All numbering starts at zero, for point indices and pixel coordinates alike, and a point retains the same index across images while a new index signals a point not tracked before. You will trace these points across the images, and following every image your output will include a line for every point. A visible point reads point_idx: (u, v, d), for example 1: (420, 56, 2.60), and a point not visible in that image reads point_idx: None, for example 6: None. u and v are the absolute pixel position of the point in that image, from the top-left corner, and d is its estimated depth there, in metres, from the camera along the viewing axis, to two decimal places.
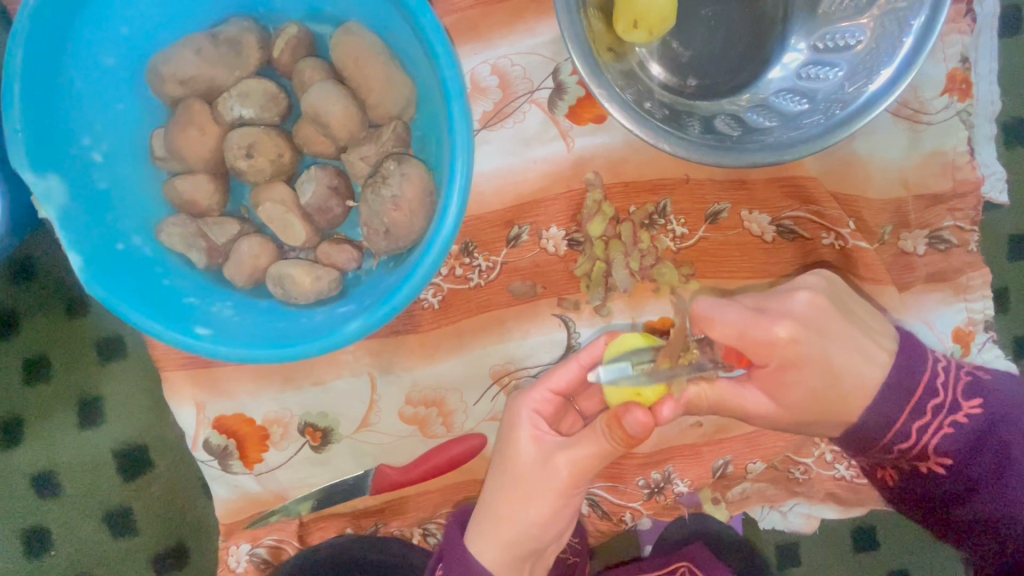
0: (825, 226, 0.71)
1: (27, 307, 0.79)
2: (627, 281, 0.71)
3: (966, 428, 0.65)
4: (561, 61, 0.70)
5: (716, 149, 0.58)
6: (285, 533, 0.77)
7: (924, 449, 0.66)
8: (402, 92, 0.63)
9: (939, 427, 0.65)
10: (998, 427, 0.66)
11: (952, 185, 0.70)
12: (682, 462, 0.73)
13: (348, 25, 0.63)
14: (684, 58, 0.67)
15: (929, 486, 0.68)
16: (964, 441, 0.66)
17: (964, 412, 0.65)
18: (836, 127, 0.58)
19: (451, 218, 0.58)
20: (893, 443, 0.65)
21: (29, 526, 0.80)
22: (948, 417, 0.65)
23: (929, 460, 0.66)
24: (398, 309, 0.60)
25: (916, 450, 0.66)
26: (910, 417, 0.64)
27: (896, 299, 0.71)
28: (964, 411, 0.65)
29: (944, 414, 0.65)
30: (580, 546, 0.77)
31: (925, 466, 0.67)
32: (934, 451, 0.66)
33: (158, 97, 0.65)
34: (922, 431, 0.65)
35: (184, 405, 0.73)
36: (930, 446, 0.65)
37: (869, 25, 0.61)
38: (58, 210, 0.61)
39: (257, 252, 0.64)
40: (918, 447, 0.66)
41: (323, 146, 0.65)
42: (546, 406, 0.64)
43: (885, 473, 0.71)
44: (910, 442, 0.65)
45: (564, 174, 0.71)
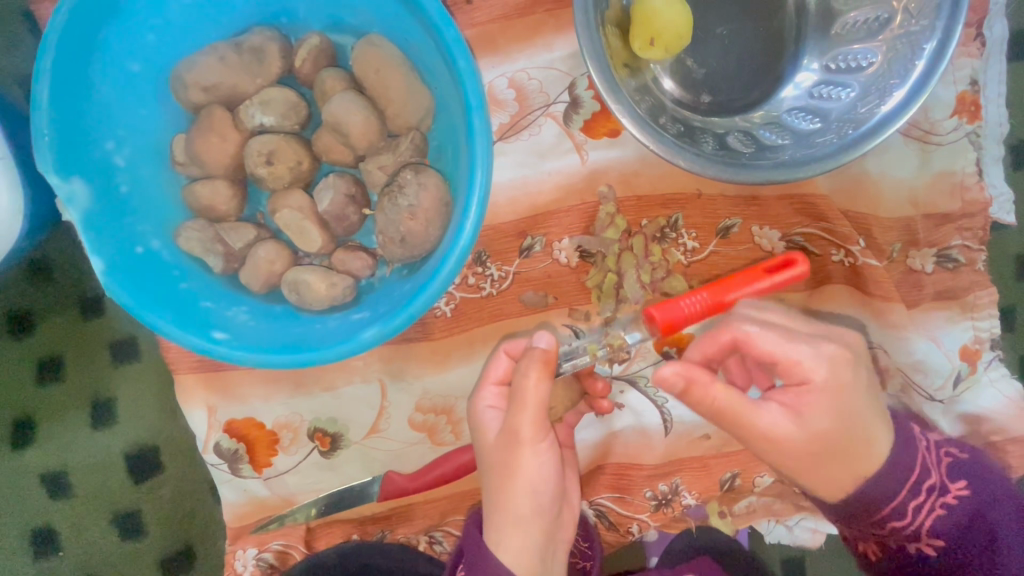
0: (835, 243, 0.72)
1: (42, 307, 0.79)
2: (638, 293, 0.72)
3: (959, 510, 0.66)
4: (578, 76, 0.71)
5: (730, 166, 0.59)
6: (292, 538, 0.77)
7: (918, 529, 0.65)
8: (421, 103, 0.64)
9: (932, 507, 0.65)
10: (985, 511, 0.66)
11: (960, 205, 0.71)
12: (689, 474, 0.73)
13: (370, 36, 0.64)
14: (698, 75, 0.68)
15: (910, 566, 0.68)
16: (960, 524, 0.66)
17: (953, 494, 0.66)
18: (848, 146, 0.59)
19: (468, 229, 0.59)
20: (887, 520, 0.64)
21: (37, 527, 0.80)
22: (939, 499, 0.65)
23: (920, 542, 0.66)
24: (414, 317, 0.61)
25: (909, 530, 0.65)
26: (908, 496, 0.64)
27: (905, 316, 0.72)
28: (952, 493, 0.66)
29: (937, 495, 0.65)
30: (592, 552, 0.75)
31: (914, 546, 0.66)
32: (927, 533, 0.65)
33: (181, 103, 0.66)
34: (917, 510, 0.65)
35: (195, 408, 0.74)
36: (923, 528, 0.65)
37: (882, 48, 0.62)
38: (81, 213, 0.62)
39: (274, 257, 0.65)
40: (912, 528, 0.65)
41: (341, 154, 0.66)
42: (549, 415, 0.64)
43: (868, 548, 0.70)
44: (904, 521, 0.64)
45: (578, 187, 0.72)
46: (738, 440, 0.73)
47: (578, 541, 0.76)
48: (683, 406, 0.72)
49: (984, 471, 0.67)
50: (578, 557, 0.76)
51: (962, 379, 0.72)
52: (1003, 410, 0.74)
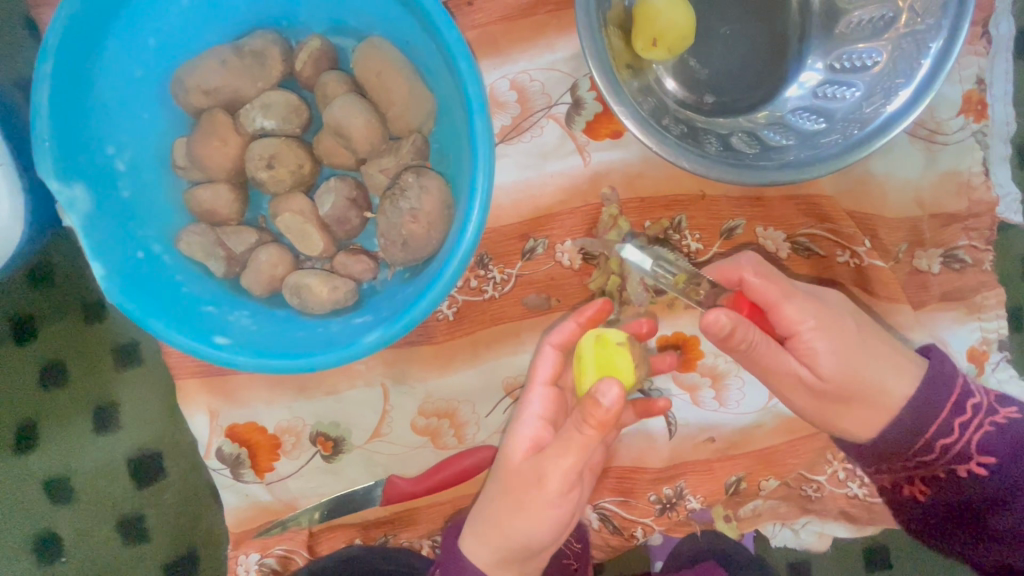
0: (840, 244, 0.71)
1: (44, 312, 0.79)
2: (641, 295, 0.72)
3: (1011, 431, 0.64)
4: (580, 77, 0.70)
5: (734, 167, 0.58)
6: (295, 543, 0.76)
7: (966, 448, 0.63)
8: (423, 106, 0.64)
9: (980, 426, 0.63)
10: None
11: (967, 205, 0.71)
12: (694, 477, 0.73)
13: (371, 39, 0.64)
14: (701, 76, 0.68)
15: (958, 494, 0.66)
16: (1010, 450, 0.64)
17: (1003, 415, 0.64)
18: (854, 147, 0.59)
19: (470, 232, 0.58)
20: (934, 441, 0.63)
21: (40, 533, 0.80)
22: (987, 417, 0.64)
23: (971, 463, 0.63)
24: (416, 321, 0.60)
25: (958, 448, 0.63)
26: (951, 412, 0.63)
27: (911, 318, 0.71)
28: (1000, 414, 0.64)
29: (983, 413, 0.64)
30: (581, 550, 0.76)
31: (964, 471, 0.64)
32: (977, 453, 0.63)
33: (182, 107, 0.66)
34: (963, 428, 0.63)
35: (197, 412, 0.74)
36: (972, 445, 0.63)
37: (886, 47, 0.62)
38: (81, 217, 0.62)
39: (276, 261, 0.65)
40: (962, 444, 0.63)
41: (343, 158, 0.66)
42: (547, 410, 0.65)
43: (913, 488, 0.68)
44: (952, 438, 0.63)
45: (581, 189, 0.72)
46: (744, 442, 0.72)
47: (570, 541, 0.77)
48: (689, 409, 0.72)
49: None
50: (566, 556, 0.77)
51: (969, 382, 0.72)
52: None
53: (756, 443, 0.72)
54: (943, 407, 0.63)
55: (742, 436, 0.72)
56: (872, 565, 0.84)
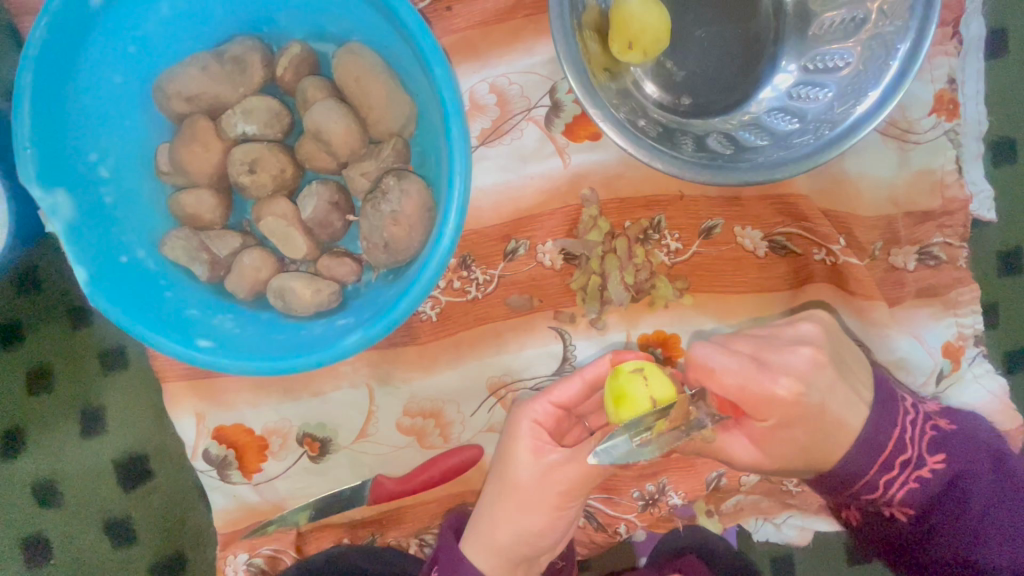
0: (816, 242, 0.72)
1: (32, 317, 0.80)
2: (621, 295, 0.73)
3: (934, 482, 0.67)
4: (559, 80, 0.71)
5: (707, 168, 0.59)
6: (283, 543, 0.77)
7: (890, 499, 0.67)
8: (402, 110, 0.65)
9: (906, 481, 0.67)
10: (958, 482, 0.68)
11: (941, 203, 0.72)
12: (676, 474, 0.74)
13: (350, 45, 0.65)
14: (678, 78, 0.69)
15: (889, 528, 0.70)
16: (934, 493, 0.67)
17: (930, 467, 0.67)
18: (825, 147, 0.60)
19: (448, 234, 0.59)
20: (861, 492, 0.66)
21: (29, 536, 0.81)
22: (914, 473, 0.67)
23: (893, 508, 0.68)
24: (396, 323, 0.61)
25: (882, 500, 0.67)
26: (879, 471, 0.65)
27: (887, 314, 0.72)
28: (929, 465, 0.67)
29: (912, 469, 0.66)
30: (568, 549, 0.75)
31: (888, 512, 0.69)
32: (898, 502, 0.67)
33: (164, 113, 0.67)
34: (891, 483, 0.66)
35: (184, 415, 0.74)
36: (895, 498, 0.67)
37: (857, 48, 0.63)
38: (65, 223, 0.63)
39: (259, 265, 0.66)
40: (886, 498, 0.67)
41: (324, 162, 0.66)
42: (545, 418, 0.64)
43: (849, 514, 0.72)
44: (877, 493, 0.66)
45: (561, 190, 0.73)
46: None
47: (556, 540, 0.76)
48: None
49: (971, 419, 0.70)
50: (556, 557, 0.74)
51: (944, 376, 0.73)
52: (986, 406, 0.74)
53: None
54: (879, 459, 0.65)
55: None
56: (854, 557, 0.85)
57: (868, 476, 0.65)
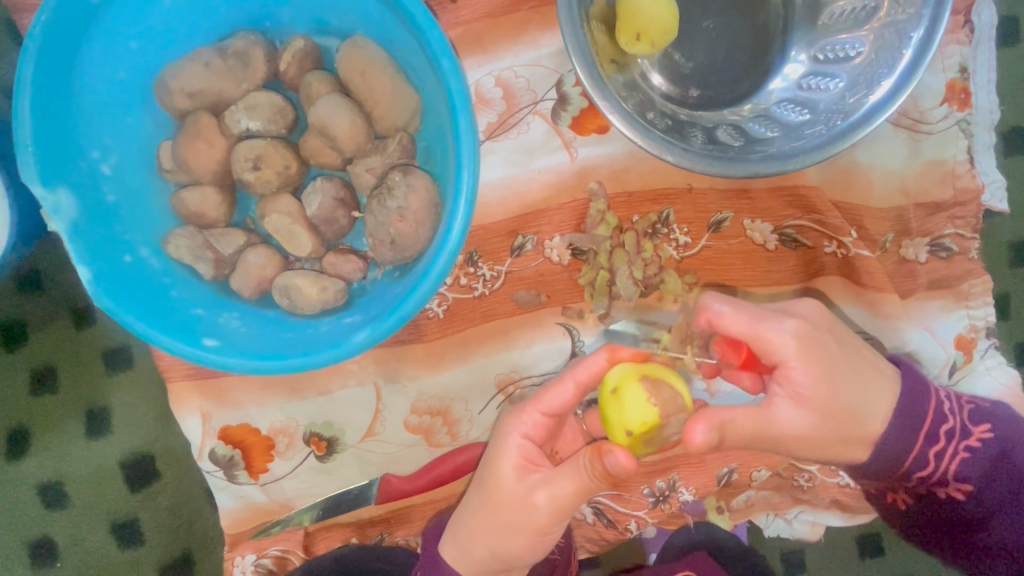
0: (827, 234, 0.72)
1: (35, 317, 0.79)
2: (630, 290, 0.72)
3: (983, 453, 0.70)
4: (565, 73, 0.70)
5: (719, 160, 0.59)
6: (291, 543, 0.77)
7: (943, 475, 0.70)
8: (408, 104, 0.64)
9: (956, 452, 0.70)
10: (1007, 454, 0.71)
11: (952, 194, 0.71)
12: (687, 470, 0.73)
13: (354, 38, 0.64)
14: (686, 69, 0.68)
15: (943, 506, 0.73)
16: (984, 464, 0.70)
17: (976, 437, 0.69)
18: (838, 137, 0.59)
19: (457, 229, 0.58)
20: (913, 471, 0.68)
21: (35, 538, 0.80)
22: (962, 442, 0.69)
23: (951, 486, 0.71)
24: (404, 320, 0.61)
25: (937, 475, 0.70)
26: (926, 445, 0.67)
27: (899, 307, 0.72)
28: (975, 436, 0.69)
29: (959, 439, 0.69)
30: (566, 544, 0.75)
31: (942, 489, 0.71)
32: (952, 477, 0.70)
33: (167, 110, 0.66)
34: (941, 457, 0.69)
35: (190, 415, 0.74)
36: (950, 471, 0.70)
37: (869, 37, 0.62)
38: (67, 222, 0.62)
39: (264, 263, 0.65)
40: (940, 473, 0.69)
41: (329, 158, 0.65)
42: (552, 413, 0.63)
43: (896, 496, 0.74)
44: (929, 468, 0.69)
45: (569, 184, 0.72)
46: None
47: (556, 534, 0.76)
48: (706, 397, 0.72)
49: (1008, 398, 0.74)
50: (553, 552, 0.75)
51: (957, 369, 0.72)
52: (998, 398, 0.74)
53: None
54: (920, 434, 0.66)
55: None
56: (866, 552, 0.84)
57: (916, 451, 0.66)
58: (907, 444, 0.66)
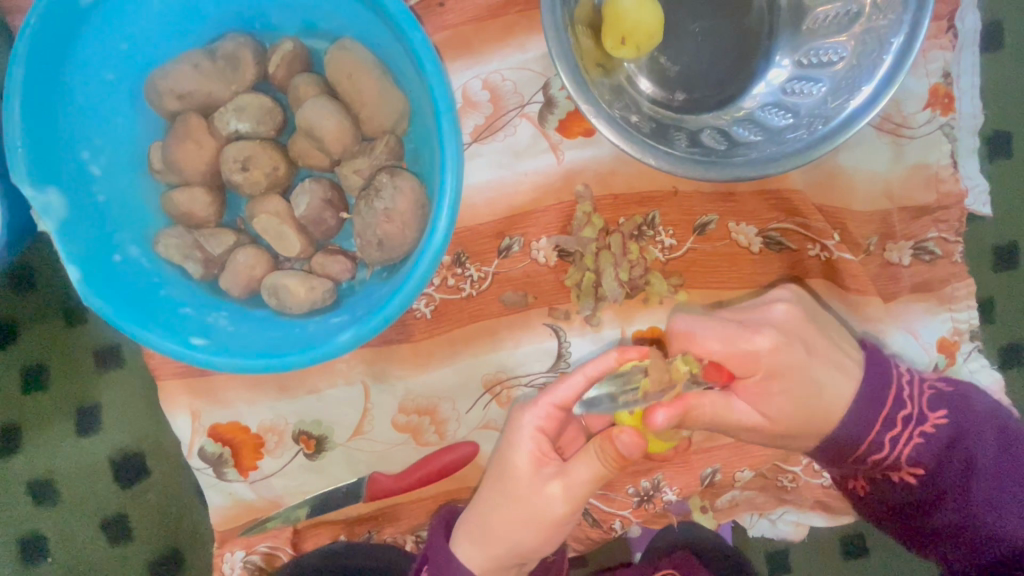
0: (811, 237, 0.72)
1: (27, 316, 0.80)
2: (616, 291, 0.73)
3: (938, 440, 0.69)
4: (551, 76, 0.71)
5: (701, 163, 0.59)
6: (279, 540, 0.77)
7: (897, 460, 0.69)
8: (395, 107, 0.65)
9: (910, 437, 0.69)
10: (965, 442, 0.70)
11: (936, 197, 0.72)
12: (672, 470, 0.74)
13: (342, 41, 0.65)
14: (671, 73, 0.69)
15: (897, 492, 0.73)
16: (940, 452, 0.69)
17: (932, 424, 0.69)
18: (819, 141, 0.59)
19: (441, 230, 0.59)
20: (867, 454, 0.68)
21: (27, 534, 0.81)
22: (917, 428, 0.69)
23: (902, 470, 0.70)
24: (389, 320, 0.61)
25: (889, 460, 0.69)
26: (882, 428, 0.67)
27: (882, 309, 0.72)
28: (931, 423, 0.69)
29: (914, 425, 0.68)
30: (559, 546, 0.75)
31: (896, 475, 0.71)
32: (905, 463, 0.69)
33: (157, 111, 0.67)
34: (895, 442, 0.68)
35: (180, 413, 0.74)
36: (902, 457, 0.69)
37: (851, 42, 0.62)
38: (57, 222, 0.62)
39: (253, 263, 0.66)
40: (893, 457, 0.69)
41: (317, 159, 0.66)
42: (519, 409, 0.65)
43: (858, 482, 0.74)
44: (883, 452, 0.68)
45: (555, 186, 0.72)
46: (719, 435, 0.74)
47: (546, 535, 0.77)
48: None
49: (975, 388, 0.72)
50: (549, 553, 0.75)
51: (940, 371, 0.73)
52: None
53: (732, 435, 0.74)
54: (877, 421, 0.67)
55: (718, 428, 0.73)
56: (849, 554, 0.85)
57: (872, 434, 0.67)
58: (864, 432, 0.67)
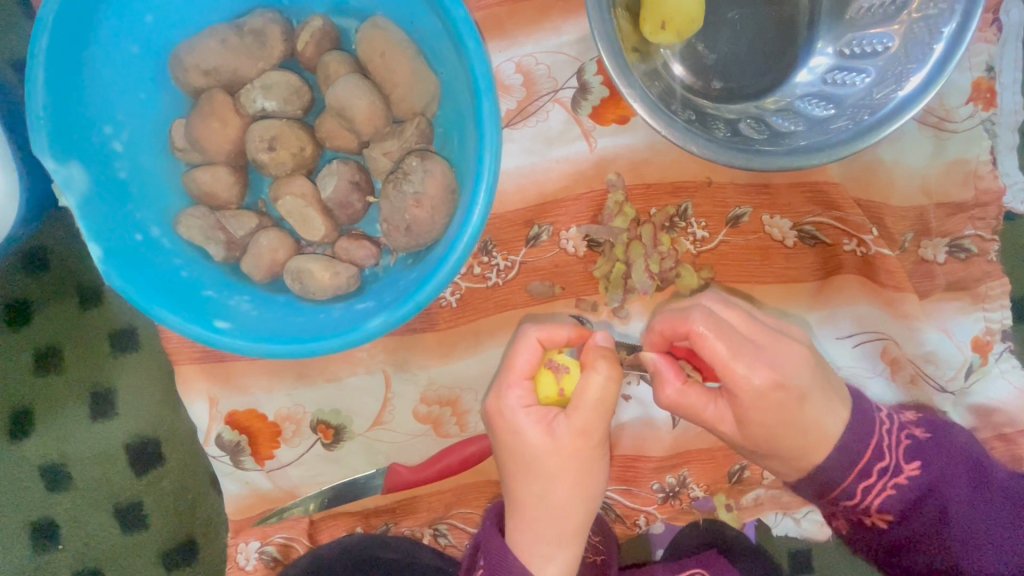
0: (847, 232, 0.71)
1: (39, 296, 0.78)
2: (646, 283, 0.71)
3: (911, 488, 0.67)
4: (587, 61, 0.69)
5: (743, 152, 0.58)
6: (295, 531, 0.76)
7: (868, 507, 0.67)
8: (427, 88, 0.63)
9: (883, 488, 0.66)
10: (938, 488, 0.67)
11: (974, 194, 0.71)
12: (697, 466, 0.73)
13: (375, 20, 0.63)
14: (709, 61, 0.67)
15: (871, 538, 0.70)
16: (912, 499, 0.67)
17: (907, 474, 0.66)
18: (865, 132, 0.58)
19: (475, 216, 0.57)
20: (839, 499, 0.66)
21: (37, 520, 0.79)
22: (891, 479, 0.66)
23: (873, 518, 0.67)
24: (420, 307, 0.60)
25: (860, 508, 0.67)
26: (856, 478, 0.65)
27: (917, 307, 0.71)
28: (905, 472, 0.67)
29: (889, 476, 0.66)
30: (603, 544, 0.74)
31: (869, 521, 0.68)
32: (876, 510, 0.67)
33: (181, 87, 0.65)
34: (867, 491, 0.66)
35: (197, 399, 0.73)
36: (873, 506, 0.67)
37: (899, 32, 0.61)
38: (78, 198, 0.61)
39: (276, 246, 0.64)
40: (864, 505, 0.67)
41: (345, 140, 0.64)
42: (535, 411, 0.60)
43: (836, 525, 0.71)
44: (854, 500, 0.66)
45: (586, 174, 0.71)
46: None
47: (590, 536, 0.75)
48: None
49: (951, 426, 0.70)
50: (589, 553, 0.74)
51: (973, 371, 0.72)
52: (1014, 402, 0.73)
53: None
54: (856, 467, 0.64)
55: None
56: None
57: (846, 483, 0.64)
58: (841, 475, 0.64)
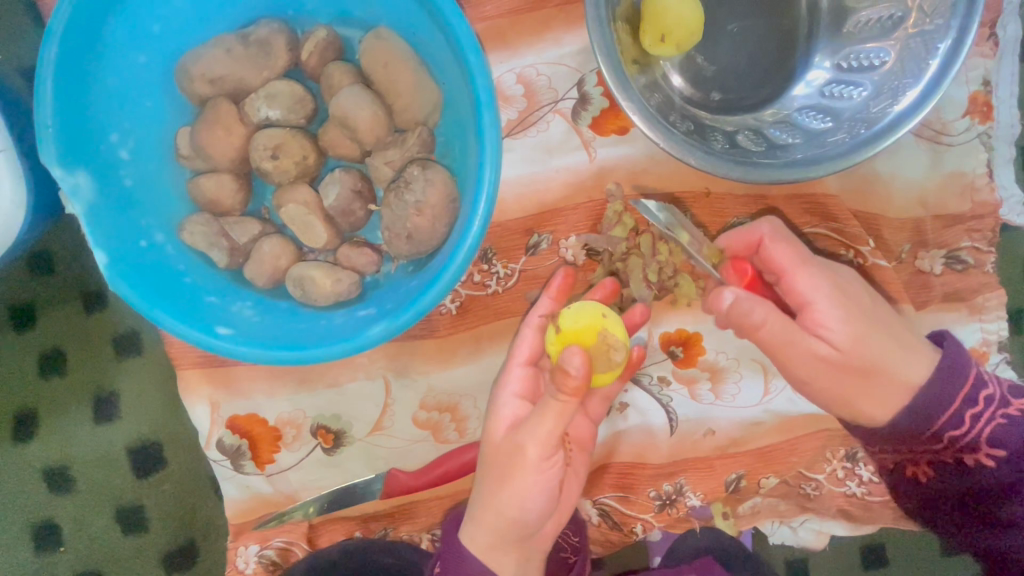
0: (845, 243, 0.71)
1: (43, 301, 0.79)
2: (645, 293, 0.71)
3: (1021, 423, 0.66)
4: (587, 71, 0.70)
5: (741, 164, 0.58)
6: (294, 535, 0.76)
7: (977, 438, 0.65)
8: (429, 99, 0.64)
9: (992, 418, 0.66)
10: None
11: (970, 207, 0.71)
12: (695, 474, 0.73)
13: (378, 30, 0.64)
14: (708, 72, 0.68)
15: (956, 480, 0.69)
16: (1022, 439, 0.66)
17: (1017, 407, 0.66)
18: (861, 145, 0.59)
19: (476, 225, 0.58)
20: (943, 431, 0.65)
21: (40, 522, 0.80)
22: (999, 409, 0.66)
23: (980, 452, 0.66)
24: (420, 315, 0.60)
25: (967, 439, 0.65)
26: (964, 405, 0.64)
27: (914, 318, 0.71)
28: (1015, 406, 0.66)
29: (998, 405, 0.65)
30: (580, 544, 0.77)
31: (971, 458, 0.67)
32: (985, 443, 0.66)
33: (187, 95, 0.66)
34: (976, 420, 0.65)
35: (199, 403, 0.73)
36: (982, 437, 0.65)
37: (895, 46, 0.62)
38: (84, 205, 0.61)
39: (279, 253, 0.65)
40: (971, 436, 0.65)
41: (348, 149, 0.65)
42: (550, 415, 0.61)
43: (916, 470, 0.70)
44: (963, 430, 0.65)
45: (586, 184, 0.71)
46: (744, 440, 0.73)
47: (567, 535, 0.78)
48: (688, 404, 0.72)
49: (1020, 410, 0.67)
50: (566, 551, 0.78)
51: None
52: None
53: (758, 440, 0.73)
54: (959, 397, 0.64)
55: (743, 433, 0.73)
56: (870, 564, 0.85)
57: (954, 407, 0.64)
58: (931, 407, 0.64)
